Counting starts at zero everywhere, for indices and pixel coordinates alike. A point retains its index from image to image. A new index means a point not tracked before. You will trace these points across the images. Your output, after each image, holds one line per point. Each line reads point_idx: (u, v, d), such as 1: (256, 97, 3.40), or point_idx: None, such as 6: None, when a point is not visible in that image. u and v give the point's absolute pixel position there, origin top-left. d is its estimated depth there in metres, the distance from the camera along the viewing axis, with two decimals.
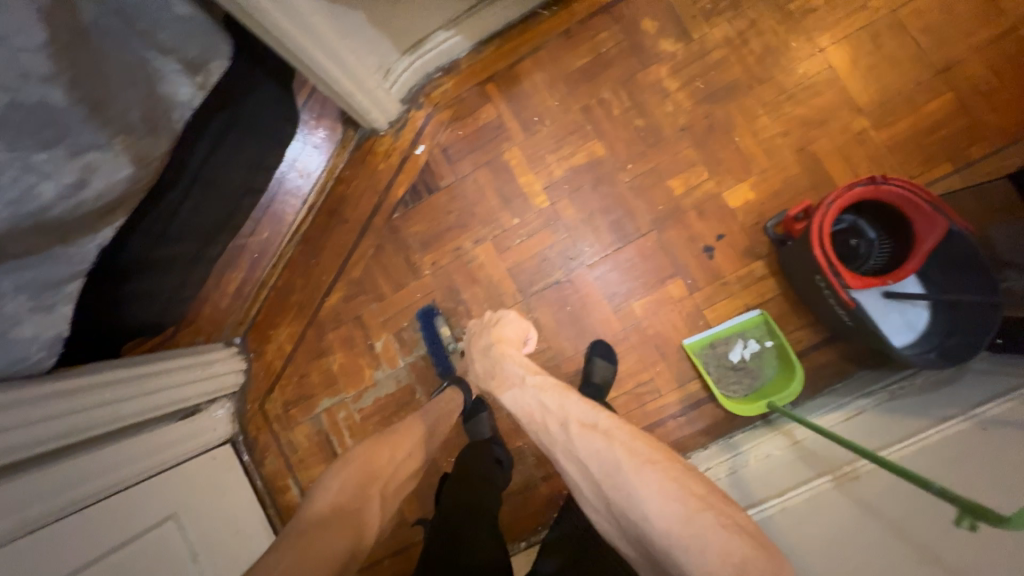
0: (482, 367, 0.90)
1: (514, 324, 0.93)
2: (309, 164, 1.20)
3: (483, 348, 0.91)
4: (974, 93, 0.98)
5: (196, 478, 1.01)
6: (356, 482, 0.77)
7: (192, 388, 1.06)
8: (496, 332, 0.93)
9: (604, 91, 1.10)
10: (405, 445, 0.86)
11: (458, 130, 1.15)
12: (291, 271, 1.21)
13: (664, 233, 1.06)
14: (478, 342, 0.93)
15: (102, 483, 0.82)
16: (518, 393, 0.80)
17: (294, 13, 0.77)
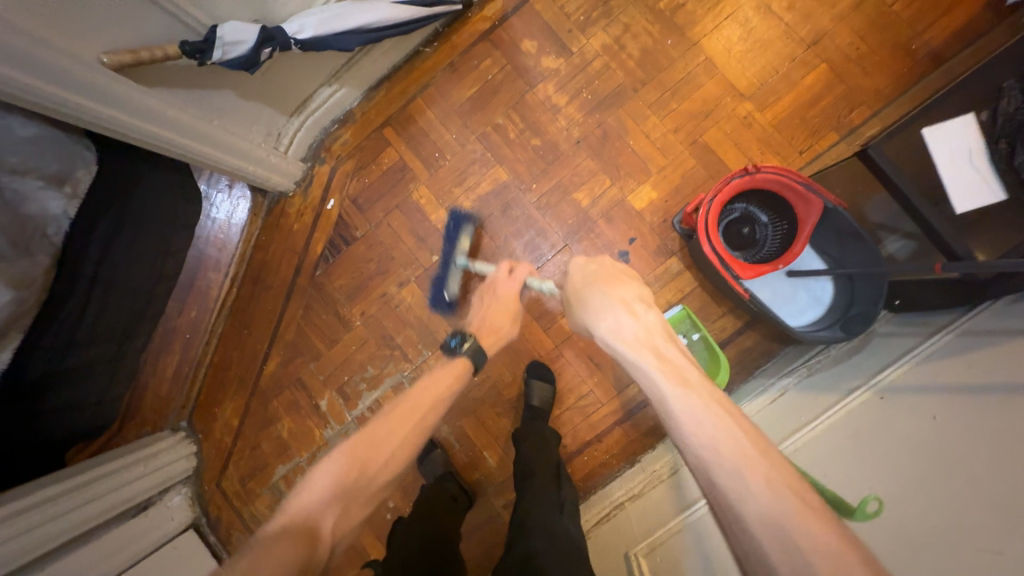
0: (631, 329, 0.61)
1: (641, 287, 0.70)
2: (225, 236, 1.20)
3: (630, 306, 0.64)
4: (845, 62, 1.01)
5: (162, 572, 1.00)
6: (322, 496, 0.58)
7: (147, 480, 1.06)
8: (625, 285, 0.69)
9: (498, 117, 1.11)
10: (388, 448, 0.65)
11: (365, 177, 1.15)
12: (225, 345, 1.20)
13: (578, 245, 1.07)
14: (619, 290, 0.67)
15: None
16: (690, 398, 0.50)
17: (155, 116, 0.77)
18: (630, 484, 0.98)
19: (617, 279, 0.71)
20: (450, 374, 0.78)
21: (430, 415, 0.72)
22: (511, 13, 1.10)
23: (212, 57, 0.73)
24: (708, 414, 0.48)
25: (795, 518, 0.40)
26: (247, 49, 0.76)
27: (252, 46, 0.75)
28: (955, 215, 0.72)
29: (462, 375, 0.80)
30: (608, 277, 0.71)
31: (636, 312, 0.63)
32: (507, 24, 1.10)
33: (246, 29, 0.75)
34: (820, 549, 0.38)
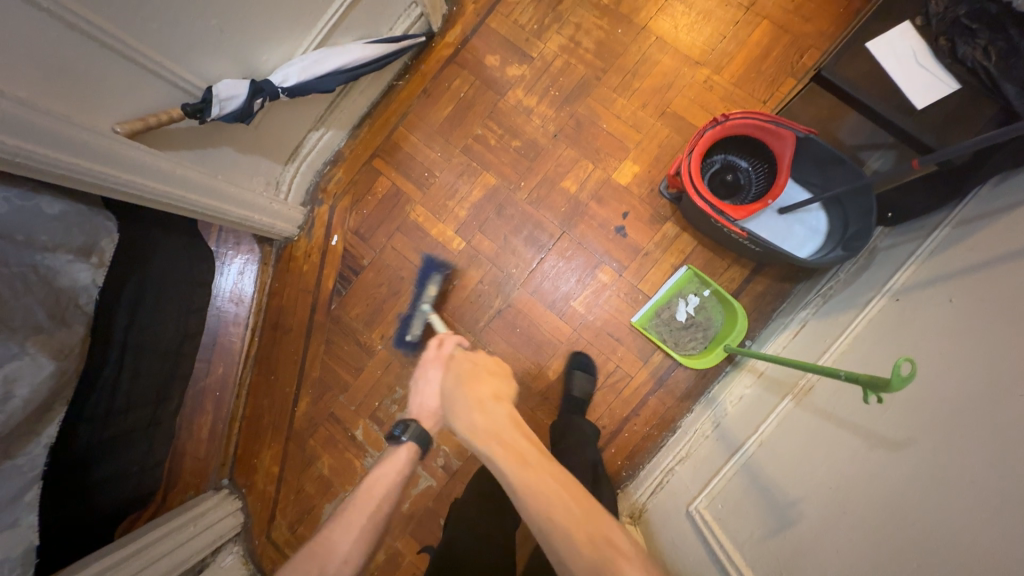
0: (495, 433, 0.67)
1: (500, 377, 0.79)
2: (240, 290, 1.24)
3: (482, 404, 0.71)
4: (784, 13, 1.08)
5: None
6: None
7: (199, 542, 1.06)
8: (483, 383, 0.76)
9: (476, 129, 1.18)
10: (340, 552, 0.67)
11: (363, 209, 1.21)
12: (256, 395, 1.23)
13: (575, 230, 1.11)
14: (478, 391, 0.73)
15: None
16: (537, 486, 0.60)
17: (170, 178, 0.83)
18: (676, 448, 0.98)
19: (478, 379, 0.77)
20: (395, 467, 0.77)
21: (378, 511, 0.72)
22: (471, 35, 1.19)
23: (211, 114, 0.80)
24: (551, 502, 0.58)
25: None
26: (240, 103, 0.83)
27: (244, 99, 0.82)
28: (917, 110, 0.77)
29: (410, 458, 0.79)
30: (471, 376, 0.76)
31: (489, 410, 0.70)
32: (469, 46, 1.19)
33: (238, 85, 0.82)
34: None
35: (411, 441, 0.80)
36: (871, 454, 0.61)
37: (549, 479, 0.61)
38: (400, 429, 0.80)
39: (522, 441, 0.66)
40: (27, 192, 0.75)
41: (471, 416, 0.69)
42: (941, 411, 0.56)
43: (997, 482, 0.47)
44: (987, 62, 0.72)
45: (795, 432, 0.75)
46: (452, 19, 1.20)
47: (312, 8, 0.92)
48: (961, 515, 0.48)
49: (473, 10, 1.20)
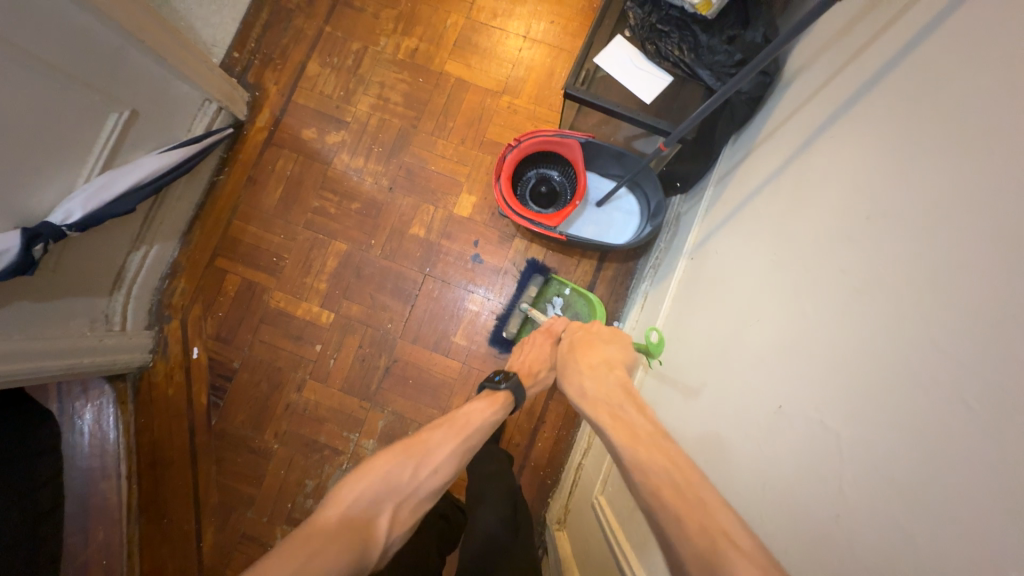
0: (599, 394, 0.63)
1: (619, 344, 0.75)
2: (101, 439, 1.10)
3: (597, 370, 0.68)
4: (556, 35, 1.22)
5: None
6: (374, 493, 0.56)
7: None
8: (597, 349, 0.73)
9: (313, 201, 1.18)
10: (435, 462, 0.62)
11: (218, 312, 1.15)
12: (151, 547, 1.09)
13: (436, 269, 1.15)
14: (590, 358, 0.71)
15: None
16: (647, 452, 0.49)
17: None
18: (579, 444, 1.02)
19: (591, 347, 0.74)
20: (490, 403, 0.76)
21: (469, 436, 0.69)
22: (282, 115, 1.20)
23: None
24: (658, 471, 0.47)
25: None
26: (15, 255, 0.76)
27: (20, 250, 0.76)
28: (648, 103, 0.89)
29: (501, 405, 0.76)
30: (585, 345, 0.74)
31: (600, 375, 0.67)
32: (282, 125, 1.20)
33: (5, 238, 0.75)
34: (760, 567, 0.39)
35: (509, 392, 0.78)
36: (685, 404, 0.66)
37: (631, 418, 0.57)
38: (502, 374, 0.82)
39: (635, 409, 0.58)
40: None
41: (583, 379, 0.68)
42: (721, 348, 0.63)
43: (759, 399, 0.52)
44: (680, 56, 0.85)
45: (645, 401, 0.80)
46: (257, 104, 1.21)
47: (78, 138, 0.86)
48: (738, 450, 0.53)
49: (277, 90, 1.21)
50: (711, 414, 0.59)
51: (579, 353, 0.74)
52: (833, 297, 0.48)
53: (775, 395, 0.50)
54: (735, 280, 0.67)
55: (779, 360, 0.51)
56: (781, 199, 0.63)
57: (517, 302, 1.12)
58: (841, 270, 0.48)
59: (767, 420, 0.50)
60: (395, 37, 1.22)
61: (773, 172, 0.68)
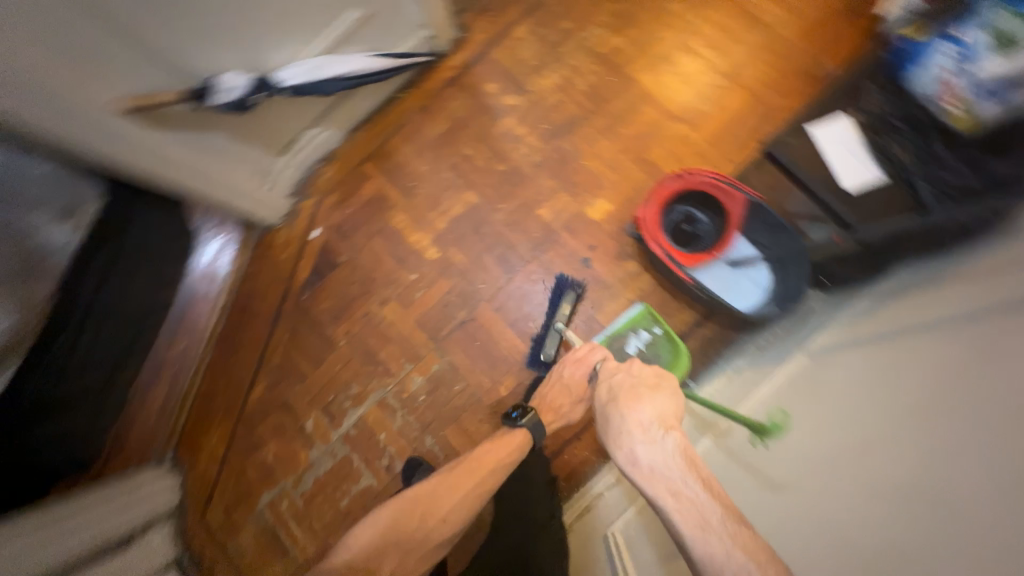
0: (656, 469, 0.68)
1: (664, 394, 0.80)
2: (215, 269, 1.26)
3: (648, 431, 0.73)
4: (763, 85, 1.18)
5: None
6: (378, 539, 0.74)
7: (116, 523, 0.99)
8: (646, 401, 0.78)
9: (465, 148, 1.24)
10: (441, 511, 0.78)
11: (347, 208, 1.26)
12: (213, 373, 1.23)
13: (544, 256, 1.18)
14: (639, 414, 0.76)
15: None
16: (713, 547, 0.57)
17: (164, 159, 0.88)
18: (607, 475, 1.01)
19: (638, 396, 0.80)
20: (502, 444, 0.88)
21: (488, 481, 0.82)
22: (475, 62, 1.28)
23: (212, 100, 0.85)
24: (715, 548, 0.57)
25: None
26: (240, 94, 0.88)
27: (244, 91, 0.88)
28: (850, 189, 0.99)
29: (516, 445, 0.88)
30: (632, 393, 0.80)
31: (652, 433, 0.73)
32: (471, 71, 1.27)
33: (238, 77, 0.87)
34: None
35: (523, 429, 0.89)
36: (770, 496, 0.71)
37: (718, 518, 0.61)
38: (519, 411, 0.91)
39: (693, 479, 0.65)
40: (22, 154, 0.80)
41: (636, 442, 0.72)
42: (824, 464, 0.67)
43: (859, 535, 0.56)
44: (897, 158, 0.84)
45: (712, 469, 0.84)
46: (459, 44, 1.29)
47: (319, 18, 0.96)
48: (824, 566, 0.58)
49: (480, 39, 1.28)
50: (801, 522, 0.64)
51: (624, 402, 0.79)
52: (1006, 482, 0.45)
53: (879, 539, 0.54)
54: (856, 407, 0.69)
55: (884, 504, 0.56)
56: (932, 352, 0.64)
57: (550, 321, 1.10)
58: (999, 459, 0.47)
59: (869, 558, 0.54)
60: (605, 31, 1.25)
61: (932, 322, 0.68)
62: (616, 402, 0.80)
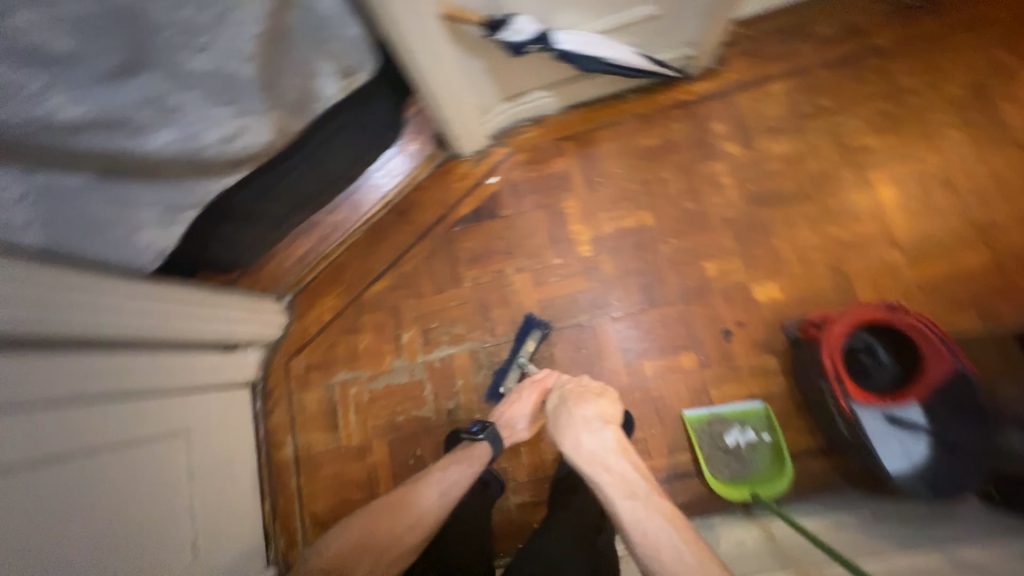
0: (596, 456, 0.87)
1: (605, 399, 0.97)
2: (397, 168, 1.36)
3: (592, 426, 0.91)
4: (1010, 257, 1.07)
5: (214, 409, 1.12)
6: (354, 546, 0.86)
7: (211, 329, 1.08)
8: (586, 403, 0.95)
9: (664, 172, 1.24)
10: (407, 515, 0.90)
11: (531, 172, 1.31)
12: (351, 252, 1.35)
13: (688, 306, 1.15)
14: (586, 413, 0.93)
15: (150, 385, 0.95)
16: (652, 529, 0.77)
17: (438, 71, 0.97)
18: None
19: (582, 400, 0.96)
20: (468, 455, 0.98)
21: (444, 487, 0.94)
22: (715, 97, 1.26)
23: (500, 34, 0.91)
24: (655, 540, 0.75)
25: None
26: (523, 40, 0.94)
27: (526, 40, 0.93)
28: None
29: (485, 455, 0.99)
30: (578, 397, 0.96)
31: (595, 429, 0.91)
32: (707, 102, 1.26)
33: (529, 25, 0.93)
34: None
35: (486, 441, 1.00)
36: None
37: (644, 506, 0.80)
38: (479, 425, 1.00)
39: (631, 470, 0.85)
40: (348, 12, 0.88)
41: (582, 436, 0.90)
42: None
43: None
44: None
45: None
46: (709, 74, 1.27)
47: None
48: None
49: (732, 79, 1.26)
50: None
51: (573, 404, 0.96)
52: None
53: None
54: None
55: None
56: None
57: (512, 357, 1.16)
58: None
59: None
60: (862, 126, 1.18)
61: None
62: (571, 401, 0.96)
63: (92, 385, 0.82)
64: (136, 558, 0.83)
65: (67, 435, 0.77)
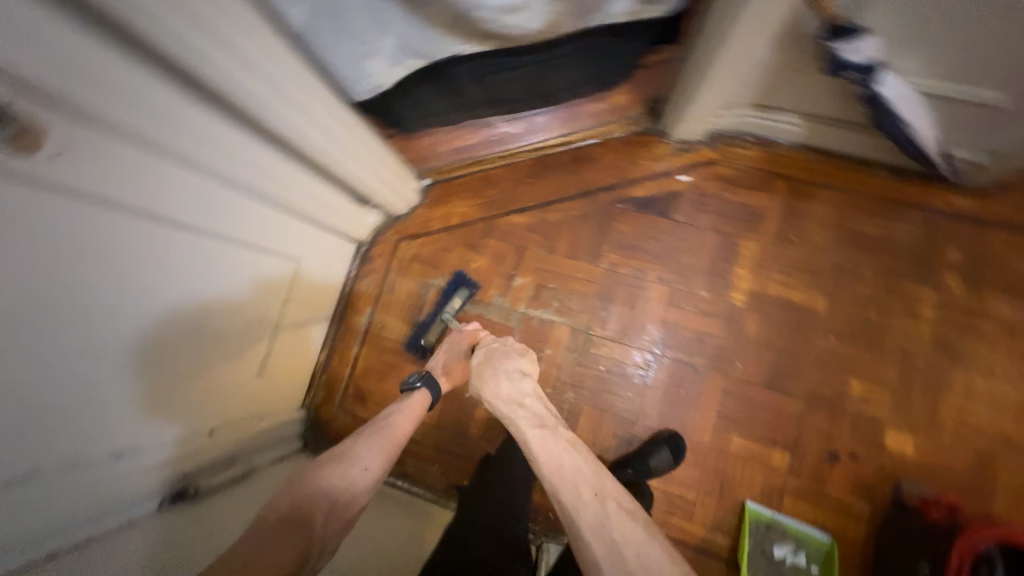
0: (515, 398, 0.96)
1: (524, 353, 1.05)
2: (595, 114, 1.24)
3: (517, 377, 0.97)
4: None
5: (321, 253, 1.11)
6: (293, 503, 0.72)
7: (366, 181, 1.06)
8: (511, 355, 1.02)
9: (865, 268, 1.10)
10: (362, 461, 0.83)
11: (726, 192, 1.18)
12: (507, 172, 1.28)
13: (809, 409, 1.06)
14: (511, 364, 1.00)
15: (264, 191, 0.81)
16: (559, 450, 0.89)
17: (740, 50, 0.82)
18: None
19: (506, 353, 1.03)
20: (417, 404, 0.97)
21: (393, 437, 0.89)
22: (967, 222, 1.09)
23: (837, 43, 0.76)
24: (558, 457, 0.88)
25: (610, 523, 0.80)
26: (853, 60, 0.77)
27: (856, 62, 0.77)
28: None
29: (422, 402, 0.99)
30: (505, 353, 1.02)
31: (518, 381, 0.98)
32: (957, 226, 1.09)
33: (871, 49, 0.77)
34: (620, 522, 0.80)
35: (424, 390, 0.99)
36: None
37: (559, 454, 0.88)
38: (414, 375, 1.01)
39: (541, 409, 0.97)
40: None
41: (500, 383, 0.97)
42: None
43: None
44: None
45: None
46: (978, 195, 1.08)
47: (987, 74, 0.79)
48: None
49: (999, 212, 1.08)
50: None
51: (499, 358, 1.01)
52: None
53: None
54: None
55: None
56: None
57: (437, 311, 1.20)
58: None
59: None
60: None
61: None
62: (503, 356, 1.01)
63: (212, 163, 0.67)
64: (182, 357, 0.75)
65: (182, 203, 0.64)
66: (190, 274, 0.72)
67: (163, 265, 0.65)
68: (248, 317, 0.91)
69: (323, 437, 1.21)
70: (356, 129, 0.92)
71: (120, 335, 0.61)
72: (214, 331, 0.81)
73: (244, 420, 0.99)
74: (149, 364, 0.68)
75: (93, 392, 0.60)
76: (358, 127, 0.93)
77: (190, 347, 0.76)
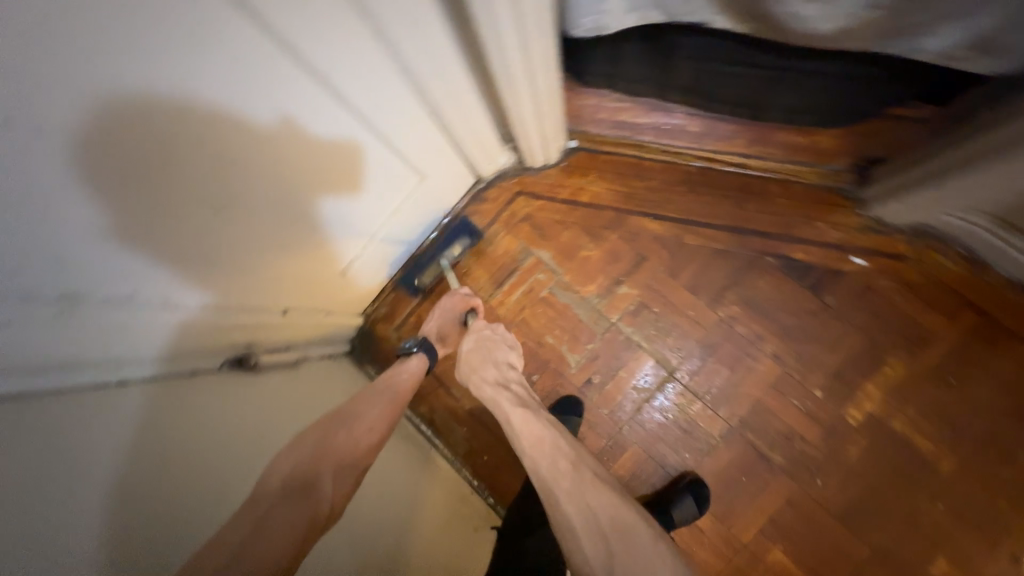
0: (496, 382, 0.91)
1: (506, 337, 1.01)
2: (792, 148, 1.06)
3: (501, 368, 0.93)
4: None
5: (446, 177, 1.02)
6: (302, 461, 0.66)
7: (529, 123, 0.92)
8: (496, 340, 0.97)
9: (1016, 450, 0.94)
10: (364, 423, 0.78)
11: (898, 298, 1.00)
12: (663, 170, 1.12)
13: (873, 561, 0.95)
14: (496, 354, 0.96)
15: (410, 70, 0.65)
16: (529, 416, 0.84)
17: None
18: None
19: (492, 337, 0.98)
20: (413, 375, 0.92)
21: (394, 400, 0.85)
22: None
23: None
24: (533, 427, 0.82)
25: (589, 499, 0.74)
26: None
27: None
28: None
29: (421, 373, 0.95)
30: (490, 341, 0.97)
31: (501, 371, 0.93)
32: None
33: None
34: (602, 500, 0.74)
35: (421, 356, 0.94)
36: None
37: (547, 426, 0.83)
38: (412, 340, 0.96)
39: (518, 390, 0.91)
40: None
41: (480, 368, 0.93)
42: None
43: None
44: None
45: None
46: None
47: None
48: None
49: None
50: None
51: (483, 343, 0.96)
52: None
53: None
54: None
55: None
56: None
57: (433, 254, 1.15)
58: None
59: None
60: None
61: None
62: (491, 345, 0.96)
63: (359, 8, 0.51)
64: (251, 222, 0.66)
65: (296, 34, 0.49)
66: (302, 138, 0.62)
67: (274, 116, 0.56)
68: (346, 208, 0.82)
69: (369, 351, 1.19)
70: (549, 78, 0.80)
71: (182, 182, 0.51)
72: (305, 212, 0.74)
73: (307, 308, 0.95)
74: (212, 221, 0.59)
75: (156, 231, 0.53)
76: (551, 75, 0.80)
77: (263, 217, 0.67)
